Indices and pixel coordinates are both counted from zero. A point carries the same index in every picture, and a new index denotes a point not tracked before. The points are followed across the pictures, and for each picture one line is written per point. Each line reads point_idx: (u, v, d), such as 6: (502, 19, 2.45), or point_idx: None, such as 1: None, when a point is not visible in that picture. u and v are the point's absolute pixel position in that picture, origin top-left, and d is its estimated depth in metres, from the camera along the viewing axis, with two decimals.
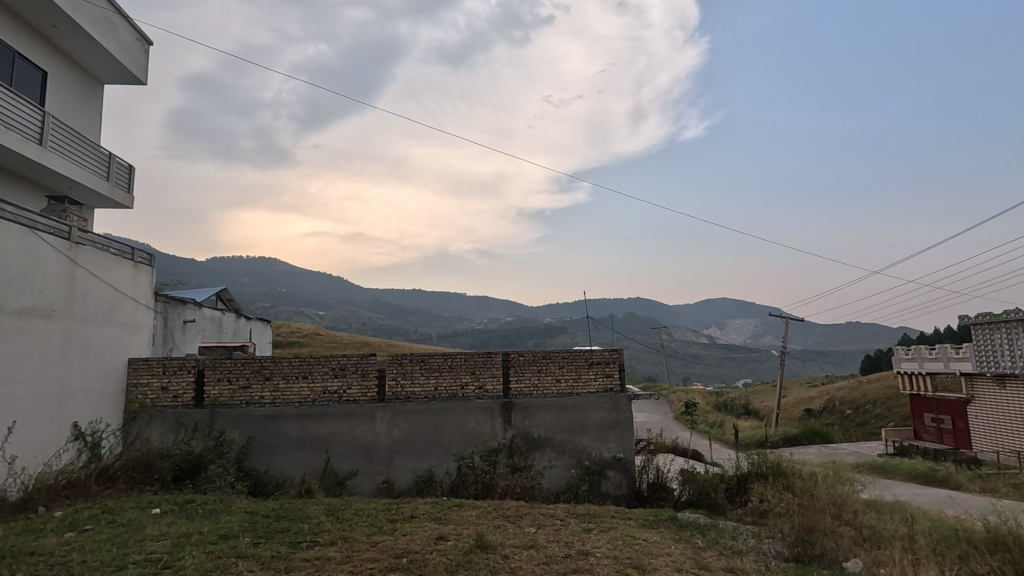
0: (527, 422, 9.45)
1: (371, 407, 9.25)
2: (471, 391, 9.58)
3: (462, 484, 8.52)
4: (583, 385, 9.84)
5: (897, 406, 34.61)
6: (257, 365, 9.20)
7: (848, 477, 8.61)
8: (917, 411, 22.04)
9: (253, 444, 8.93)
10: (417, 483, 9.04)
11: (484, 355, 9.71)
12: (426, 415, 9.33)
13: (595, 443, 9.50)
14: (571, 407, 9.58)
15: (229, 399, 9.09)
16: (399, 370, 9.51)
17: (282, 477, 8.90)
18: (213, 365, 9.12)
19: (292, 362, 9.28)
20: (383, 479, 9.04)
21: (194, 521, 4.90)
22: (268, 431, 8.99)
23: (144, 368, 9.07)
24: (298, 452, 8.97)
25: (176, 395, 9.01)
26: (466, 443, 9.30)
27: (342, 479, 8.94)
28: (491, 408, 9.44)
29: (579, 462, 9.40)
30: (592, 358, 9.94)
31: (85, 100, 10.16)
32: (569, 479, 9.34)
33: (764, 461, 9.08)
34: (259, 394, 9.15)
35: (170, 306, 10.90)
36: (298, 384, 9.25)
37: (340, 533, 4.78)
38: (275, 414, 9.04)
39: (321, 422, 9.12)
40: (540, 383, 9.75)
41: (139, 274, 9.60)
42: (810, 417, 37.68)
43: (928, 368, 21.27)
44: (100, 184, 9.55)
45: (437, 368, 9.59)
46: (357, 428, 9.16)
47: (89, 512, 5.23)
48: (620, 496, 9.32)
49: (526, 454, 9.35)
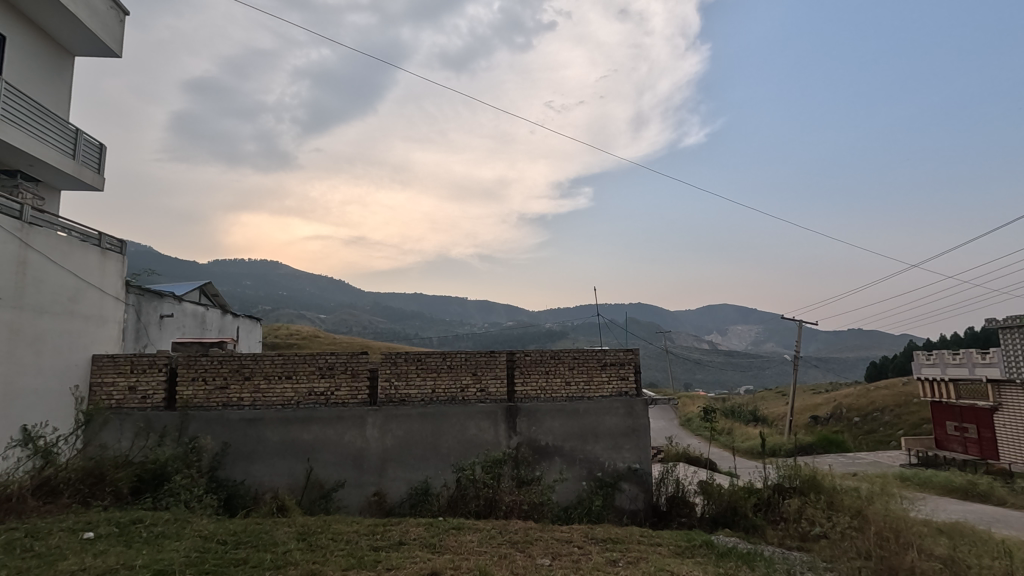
0: (534, 429, 8.54)
1: (361, 410, 8.35)
2: (472, 394, 8.67)
3: (462, 499, 7.50)
4: (595, 388, 8.90)
5: (907, 413, 33.57)
6: (235, 363, 8.32)
7: (894, 492, 7.69)
8: (938, 419, 21.06)
9: (230, 452, 8.03)
10: (411, 496, 8.10)
11: (487, 354, 8.80)
12: (422, 420, 8.42)
13: (609, 453, 8.60)
14: (581, 413, 8.68)
15: (204, 401, 8.18)
16: (393, 370, 8.59)
17: (261, 489, 7.99)
18: (187, 363, 8.23)
19: (275, 360, 8.39)
20: (374, 492, 8.14)
21: (132, 553, 3.95)
22: (247, 437, 8.08)
23: (110, 366, 8.17)
24: (279, 460, 8.07)
25: (144, 396, 8.10)
26: (465, 452, 8.39)
27: (328, 491, 8.03)
28: (494, 413, 8.52)
29: (591, 474, 8.49)
30: (605, 359, 9.02)
31: (51, 71, 9.29)
32: (580, 492, 8.41)
33: (797, 475, 8.15)
34: (237, 396, 8.25)
35: (144, 299, 9.95)
36: (281, 385, 8.34)
37: (309, 568, 3.84)
38: (255, 417, 8.14)
39: (306, 428, 8.21)
40: (549, 386, 8.81)
41: (107, 262, 8.74)
42: (818, 425, 36.63)
43: (951, 375, 20.28)
44: (64, 162, 8.67)
45: (435, 369, 8.68)
46: (346, 434, 8.26)
47: (7, 537, 4.29)
48: (636, 511, 8.40)
49: (534, 465, 8.43)
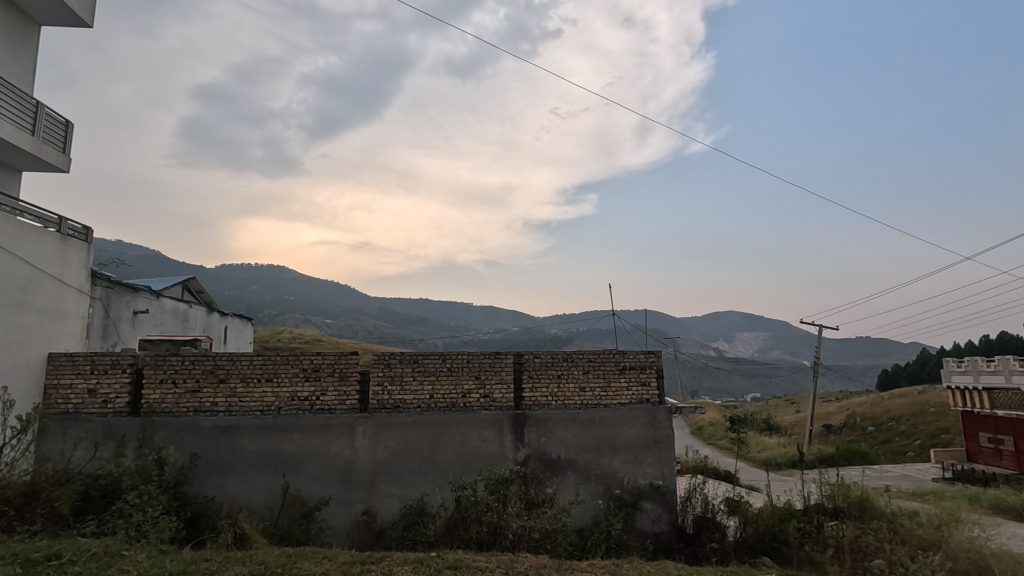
0: (544, 441, 7.55)
1: (350, 418, 7.40)
2: (474, 401, 7.68)
3: (461, 522, 6.46)
4: (612, 395, 7.89)
5: (924, 423, 32.31)
6: (209, 363, 7.39)
7: (963, 516, 6.69)
8: (970, 429, 19.83)
9: (200, 463, 7.11)
10: (405, 516, 7.15)
11: (491, 355, 7.81)
12: (418, 429, 7.46)
13: (628, 468, 7.61)
14: (597, 422, 7.70)
15: (172, 406, 7.24)
16: (386, 373, 7.61)
17: (235, 506, 7.07)
18: (155, 363, 7.31)
19: (254, 361, 7.45)
20: (363, 511, 7.19)
21: None
22: (221, 447, 7.16)
23: (68, 366, 7.25)
24: (256, 474, 7.16)
25: (105, 399, 7.17)
26: (467, 466, 7.43)
27: (310, 510, 7.07)
28: (499, 422, 7.55)
29: (608, 491, 7.51)
30: (624, 361, 8.02)
31: (13, 39, 8.43)
32: (597, 513, 7.42)
33: (844, 497, 7.22)
34: (210, 400, 7.31)
35: (114, 293, 9.05)
36: (260, 388, 7.40)
37: None
38: (231, 425, 7.22)
39: (287, 437, 7.27)
40: (560, 392, 7.81)
41: (68, 250, 7.82)
42: (831, 433, 35.30)
43: (984, 383, 19.05)
44: (22, 137, 7.78)
45: (434, 372, 7.69)
46: (332, 445, 7.31)
47: None
48: (659, 534, 7.39)
49: (544, 481, 7.45)
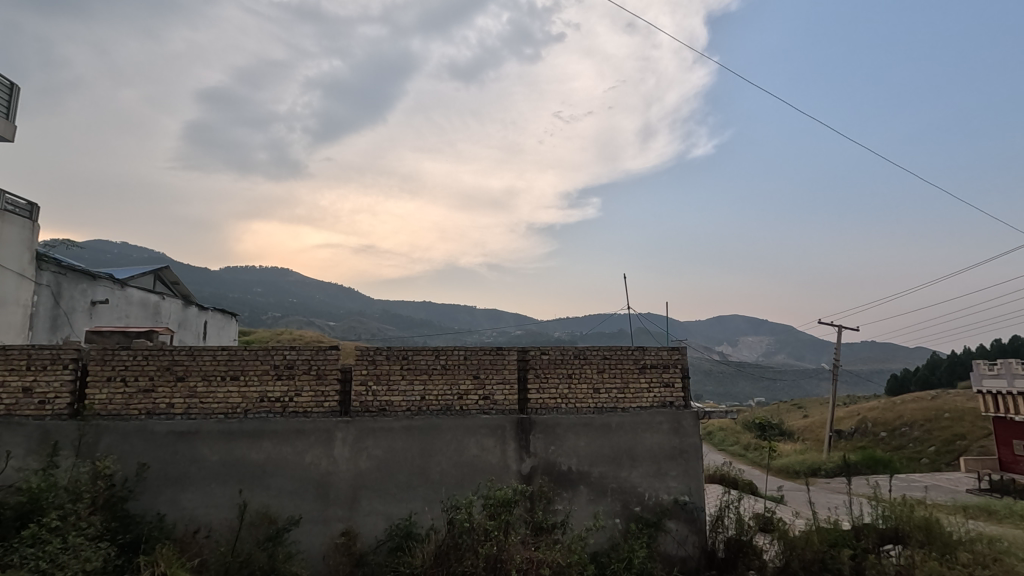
0: (553, 450, 6.49)
1: (328, 423, 6.34)
2: (472, 403, 6.59)
3: (454, 552, 5.38)
4: (631, 397, 6.78)
5: (938, 429, 31.01)
6: (166, 359, 6.34)
7: None
8: (1003, 437, 18.60)
9: (151, 475, 6.07)
10: (390, 538, 6.10)
11: (493, 351, 6.74)
12: (408, 436, 6.40)
13: (650, 481, 6.53)
14: (613, 429, 6.62)
15: (121, 408, 6.18)
16: (369, 371, 6.53)
17: (192, 526, 6.02)
18: (102, 358, 6.25)
19: (217, 356, 6.39)
20: (341, 531, 6.13)
21: None
22: (177, 456, 6.12)
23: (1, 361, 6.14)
24: (217, 488, 6.11)
25: (43, 400, 6.11)
26: (463, 480, 6.38)
27: (278, 531, 6.01)
28: (500, 428, 6.49)
29: (627, 508, 6.44)
30: (644, 359, 6.91)
31: None
32: (614, 535, 6.35)
33: (906, 519, 6.12)
34: (166, 401, 6.26)
35: (66, 280, 8.05)
36: (224, 388, 6.33)
37: None
38: (189, 430, 6.18)
39: (255, 445, 6.22)
40: (572, 394, 6.71)
41: (6, 227, 6.87)
42: (842, 439, 34.03)
43: (1019, 387, 17.85)
44: None
45: (426, 370, 6.60)
46: (307, 455, 6.26)
47: None
48: (686, 560, 6.33)
49: (553, 498, 6.38)
